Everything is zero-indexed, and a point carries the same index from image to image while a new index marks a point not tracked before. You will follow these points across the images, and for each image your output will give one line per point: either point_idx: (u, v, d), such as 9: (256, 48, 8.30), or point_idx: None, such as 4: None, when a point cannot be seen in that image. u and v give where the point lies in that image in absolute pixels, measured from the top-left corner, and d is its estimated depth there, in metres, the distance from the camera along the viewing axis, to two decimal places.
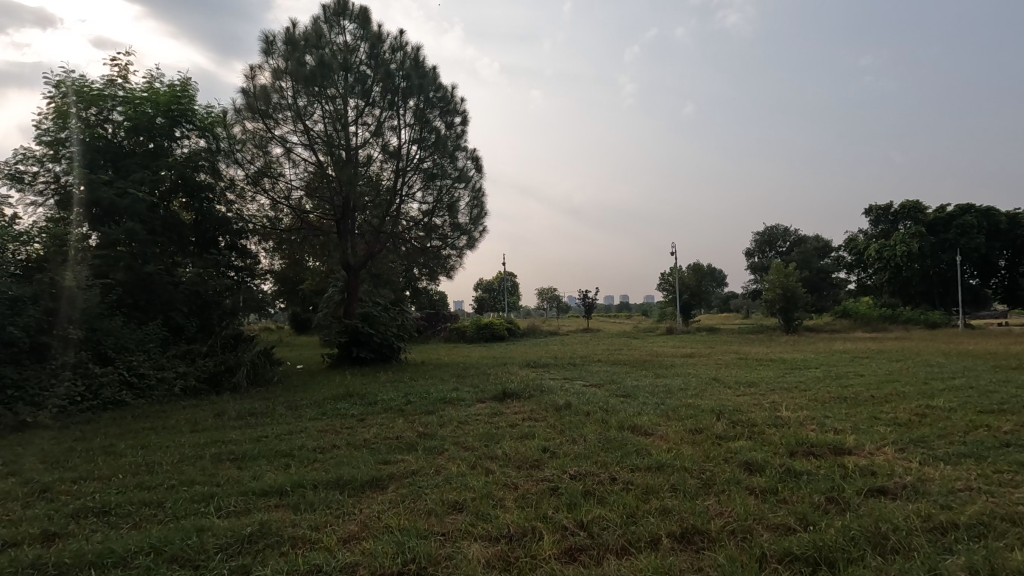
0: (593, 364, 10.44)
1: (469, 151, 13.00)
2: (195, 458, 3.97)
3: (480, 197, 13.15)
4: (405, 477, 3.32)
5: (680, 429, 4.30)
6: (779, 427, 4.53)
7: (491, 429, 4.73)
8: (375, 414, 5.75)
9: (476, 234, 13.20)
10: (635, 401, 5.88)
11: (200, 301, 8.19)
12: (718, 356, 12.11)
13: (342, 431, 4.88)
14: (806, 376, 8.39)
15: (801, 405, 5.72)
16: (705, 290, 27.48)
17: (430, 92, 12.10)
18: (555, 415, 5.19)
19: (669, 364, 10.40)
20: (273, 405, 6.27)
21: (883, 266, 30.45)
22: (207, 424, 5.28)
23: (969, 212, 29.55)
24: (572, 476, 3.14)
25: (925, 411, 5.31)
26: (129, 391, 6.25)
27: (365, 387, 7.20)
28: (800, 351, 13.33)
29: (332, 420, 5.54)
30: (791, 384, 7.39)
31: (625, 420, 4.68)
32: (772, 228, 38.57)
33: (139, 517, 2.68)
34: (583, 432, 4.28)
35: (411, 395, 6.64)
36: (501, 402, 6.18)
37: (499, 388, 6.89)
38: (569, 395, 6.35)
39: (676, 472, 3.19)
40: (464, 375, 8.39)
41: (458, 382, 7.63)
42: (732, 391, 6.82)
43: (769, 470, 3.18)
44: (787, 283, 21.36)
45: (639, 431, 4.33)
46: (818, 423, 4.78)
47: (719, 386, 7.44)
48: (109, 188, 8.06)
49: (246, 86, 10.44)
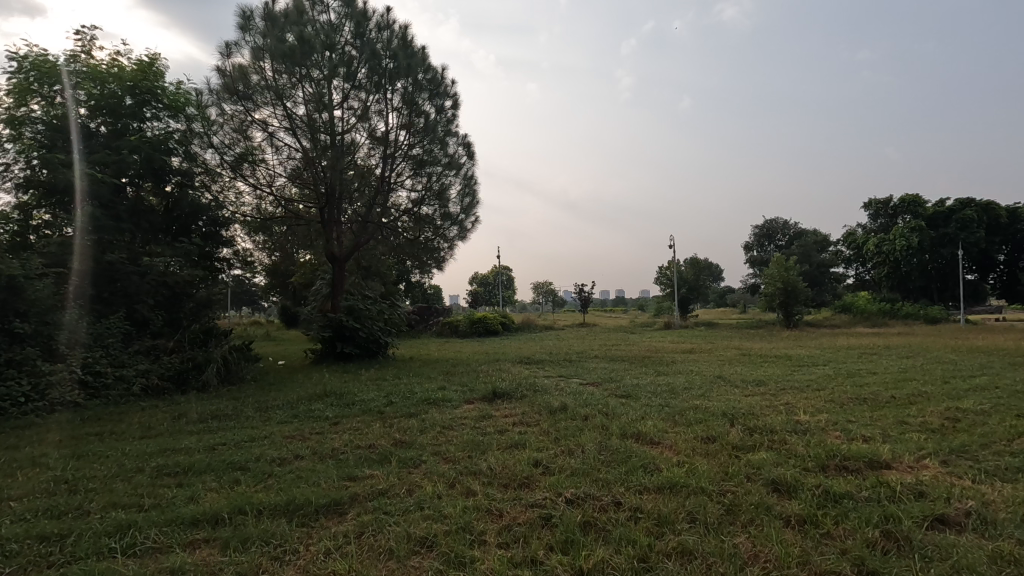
0: (590, 361, 9.93)
1: (460, 136, 12.47)
2: (132, 472, 3.42)
3: (472, 185, 12.64)
4: (370, 499, 2.79)
5: (691, 437, 3.80)
6: (802, 434, 4.01)
7: (477, 436, 4.20)
8: (351, 417, 5.22)
9: (468, 224, 12.70)
10: (636, 402, 5.36)
11: (168, 293, 7.62)
12: (719, 352, 11.61)
13: (310, 438, 4.35)
14: (816, 374, 7.87)
15: (818, 408, 5.21)
16: (703, 285, 26.98)
17: (419, 74, 11.55)
18: (548, 419, 4.68)
19: (669, 361, 9.89)
20: (240, 407, 5.72)
21: (883, 260, 30.08)
22: (161, 429, 4.71)
23: (969, 207, 29.19)
24: (569, 500, 2.62)
25: (956, 415, 4.81)
26: (83, 391, 5.69)
27: (345, 386, 6.67)
28: (803, 346, 12.89)
29: (302, 424, 5.00)
30: (804, 384, 6.88)
31: (627, 426, 4.16)
32: (771, 221, 38.05)
33: (28, 559, 2.15)
34: (580, 441, 3.77)
35: (393, 395, 6.11)
36: (490, 403, 5.64)
37: (489, 387, 6.36)
38: (565, 396, 5.83)
39: (693, 495, 2.66)
40: (452, 374, 7.85)
41: (445, 381, 7.09)
42: (741, 391, 6.30)
43: (803, 493, 2.66)
44: (787, 277, 20.88)
45: (644, 440, 3.82)
46: (843, 429, 4.28)
47: (726, 384, 6.92)
48: (69, 171, 7.49)
49: (222, 66, 9.81)
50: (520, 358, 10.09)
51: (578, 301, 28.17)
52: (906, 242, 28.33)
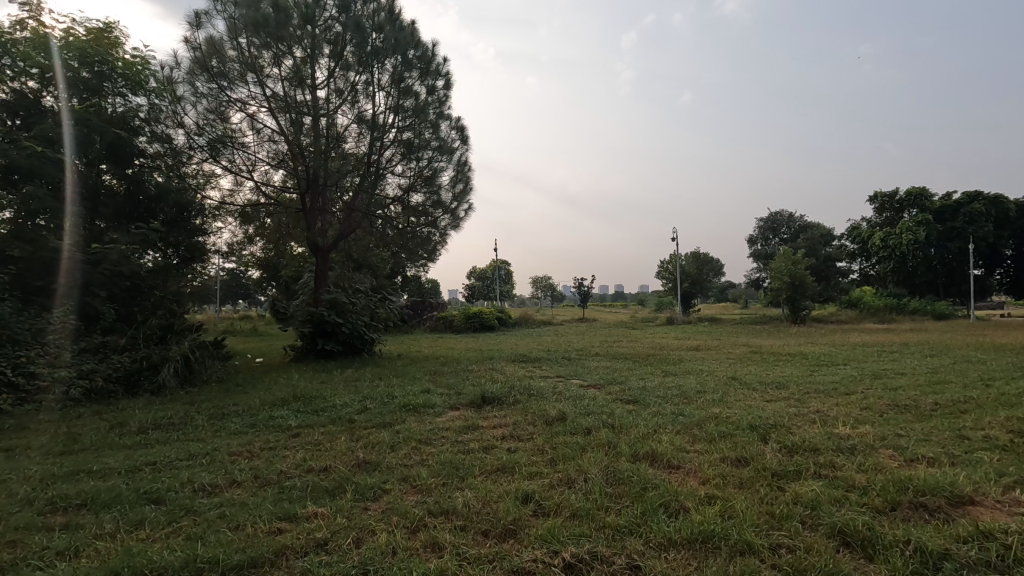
0: (590, 359, 9.23)
1: (452, 120, 11.71)
2: (15, 508, 2.71)
3: (466, 172, 11.88)
4: (302, 557, 2.08)
5: (719, 461, 3.09)
6: (851, 455, 3.30)
7: (458, 455, 3.48)
8: (316, 427, 4.51)
9: (461, 214, 11.95)
10: (646, 410, 4.65)
11: (126, 283, 6.89)
12: (727, 350, 10.91)
13: (258, 457, 3.63)
14: (838, 375, 7.16)
15: (857, 418, 4.51)
16: (706, 280, 26.24)
17: (408, 51, 10.81)
18: (544, 432, 3.97)
19: (676, 359, 9.19)
20: (193, 414, 5.00)
21: (888, 255, 29.39)
22: (88, 443, 3.99)
23: (977, 200, 28.49)
24: (567, 564, 1.92)
25: (1021, 427, 4.12)
26: (11, 395, 4.97)
27: (318, 388, 5.95)
28: (815, 343, 12.22)
29: (256, 436, 4.28)
30: (830, 388, 6.16)
31: (639, 443, 3.46)
32: (775, 215, 37.31)
33: None
34: (583, 464, 3.06)
35: (369, 400, 5.40)
36: (479, 411, 4.93)
37: (478, 391, 5.65)
38: (564, 401, 5.13)
39: (738, 558, 1.94)
40: (440, 374, 7.14)
41: (431, 383, 6.38)
42: (762, 397, 5.58)
43: (886, 554, 1.95)
44: (794, 271, 20.18)
45: (662, 463, 3.12)
46: (896, 447, 3.57)
47: (744, 387, 6.21)
48: (14, 148, 6.75)
49: (192, 39, 9.03)
50: (516, 356, 9.38)
51: (577, 296, 27.48)
52: (913, 236, 27.65)
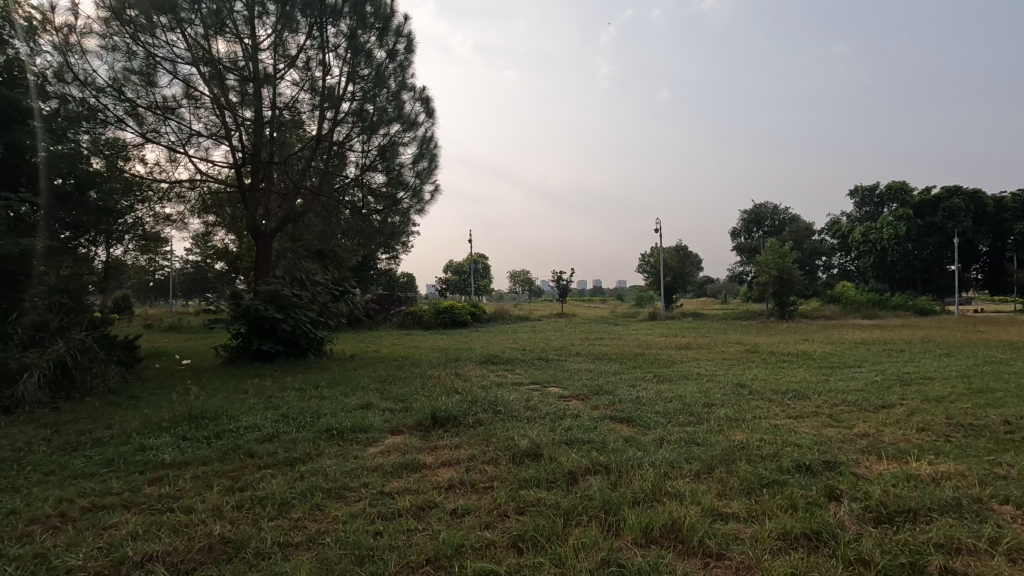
0: (570, 360, 8.08)
1: (416, 90, 10.37)
2: None
3: (431, 150, 10.56)
4: None
5: (781, 547, 1.95)
6: (968, 522, 2.19)
7: (375, 527, 2.28)
8: (194, 465, 3.25)
9: (426, 195, 10.63)
10: (648, 438, 3.50)
11: None
12: (719, 349, 9.87)
13: (70, 527, 2.38)
14: (860, 382, 6.10)
15: (922, 446, 3.43)
16: (688, 273, 25.23)
17: (366, 7, 9.44)
18: (510, 477, 2.80)
19: (667, 360, 8.10)
20: (35, 445, 3.68)
21: (868, 250, 28.96)
22: None
23: (956, 195, 28.12)
24: None
25: None
26: None
27: (225, 402, 4.65)
28: (812, 341, 11.27)
29: (102, 482, 3.01)
30: (860, 400, 5.10)
31: (649, 506, 2.30)
32: (759, 206, 35.77)
33: None
34: (567, 555, 1.88)
35: (287, 420, 4.16)
36: (425, 437, 3.73)
37: (430, 407, 4.44)
38: (538, 423, 3.96)
39: None
40: (390, 383, 5.89)
41: (375, 395, 5.13)
42: (788, 414, 4.47)
43: None
44: (781, 265, 19.34)
45: (691, 549, 1.96)
46: (1013, 502, 2.48)
47: (759, 400, 5.09)
48: None
49: None
50: (484, 357, 8.18)
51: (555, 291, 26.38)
52: (894, 230, 27.09)
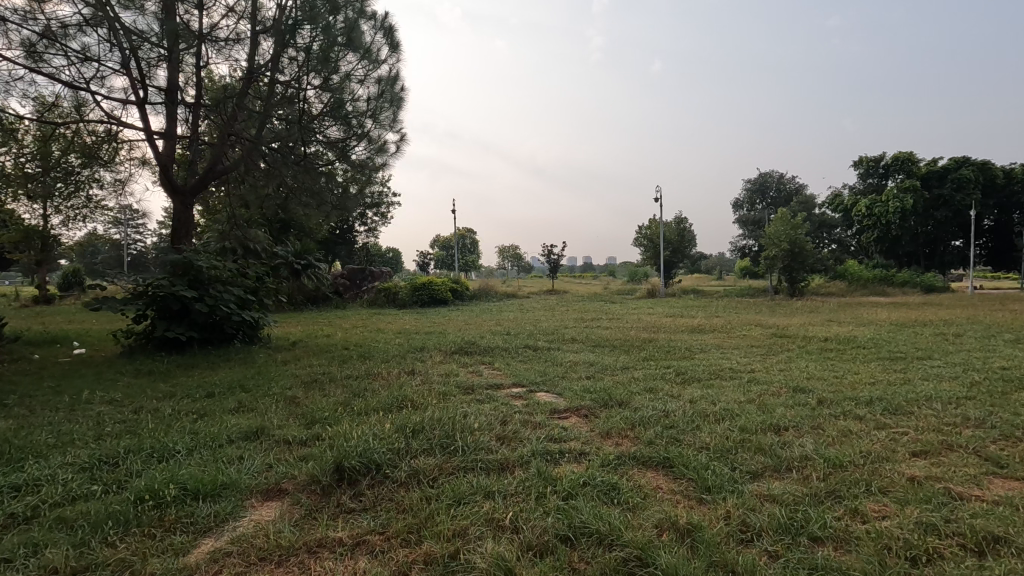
0: (562, 350, 6.40)
1: (377, 18, 8.43)
2: None
3: (395, 92, 8.67)
4: None
5: None
6: None
7: None
8: None
9: (390, 146, 8.71)
10: (713, 527, 1.87)
11: None
12: (741, 334, 8.21)
13: None
14: (956, 384, 4.47)
15: None
16: (687, 248, 23.42)
17: None
18: None
19: (682, 350, 6.43)
20: None
21: (872, 223, 27.27)
22: None
23: (966, 165, 26.44)
24: None
25: None
26: None
27: (28, 431, 2.94)
28: (840, 323, 9.59)
29: None
30: (990, 418, 3.48)
31: None
32: (762, 176, 34.02)
33: None
34: None
35: (97, 472, 2.46)
36: (312, 515, 2.07)
37: (344, 439, 2.76)
38: (514, 478, 2.31)
39: None
40: (316, 388, 4.21)
41: (279, 413, 3.46)
42: (906, 449, 2.85)
43: None
44: (794, 237, 17.64)
45: None
46: None
47: (846, 419, 3.46)
48: None
49: None
50: (456, 346, 6.50)
51: (545, 266, 24.61)
52: (901, 203, 25.32)
